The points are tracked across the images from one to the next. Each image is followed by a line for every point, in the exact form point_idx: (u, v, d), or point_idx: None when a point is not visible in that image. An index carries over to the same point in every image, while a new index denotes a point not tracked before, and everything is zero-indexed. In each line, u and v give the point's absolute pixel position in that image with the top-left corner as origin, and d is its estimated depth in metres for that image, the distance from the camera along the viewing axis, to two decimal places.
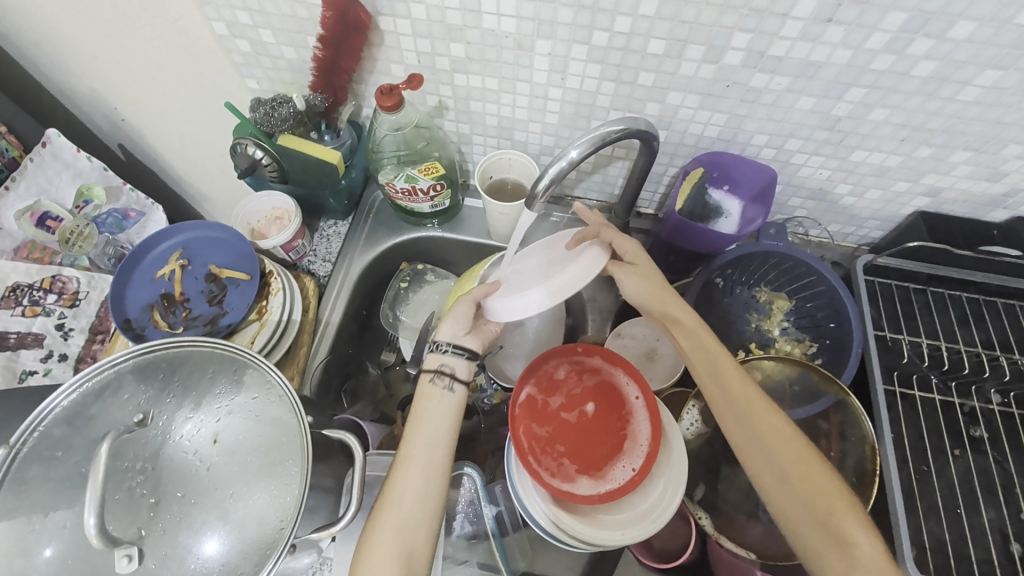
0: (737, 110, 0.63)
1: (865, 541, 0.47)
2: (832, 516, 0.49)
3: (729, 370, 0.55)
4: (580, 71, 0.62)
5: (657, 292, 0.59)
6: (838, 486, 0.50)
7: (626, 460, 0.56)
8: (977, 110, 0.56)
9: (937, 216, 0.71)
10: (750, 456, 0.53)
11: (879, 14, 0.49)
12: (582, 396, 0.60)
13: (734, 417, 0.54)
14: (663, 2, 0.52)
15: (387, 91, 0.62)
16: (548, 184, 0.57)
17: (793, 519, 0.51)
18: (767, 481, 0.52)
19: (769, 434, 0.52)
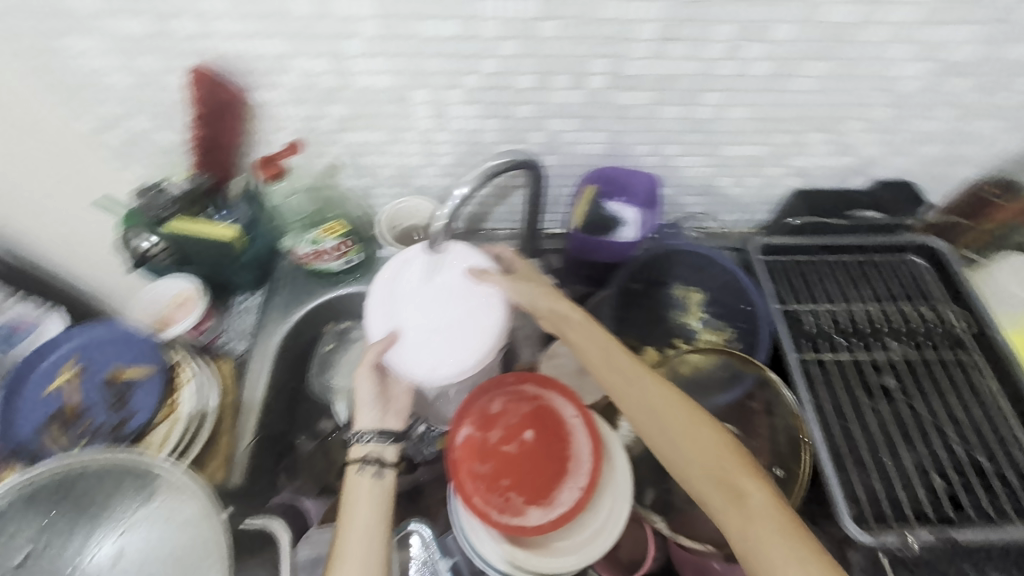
0: (613, 127, 0.67)
1: (755, 489, 0.50)
2: (725, 471, 0.51)
3: (616, 351, 0.59)
4: (462, 113, 0.64)
5: (545, 293, 0.63)
6: (728, 441, 0.53)
7: (573, 481, 0.56)
8: (816, 97, 0.63)
9: (814, 191, 0.78)
10: (645, 428, 0.55)
11: (710, 28, 0.54)
12: (521, 425, 0.59)
13: (625, 393, 0.56)
14: (522, 41, 0.55)
15: (267, 162, 0.66)
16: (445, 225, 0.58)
17: (691, 480, 0.52)
18: (665, 449, 0.54)
19: (659, 404, 0.55)
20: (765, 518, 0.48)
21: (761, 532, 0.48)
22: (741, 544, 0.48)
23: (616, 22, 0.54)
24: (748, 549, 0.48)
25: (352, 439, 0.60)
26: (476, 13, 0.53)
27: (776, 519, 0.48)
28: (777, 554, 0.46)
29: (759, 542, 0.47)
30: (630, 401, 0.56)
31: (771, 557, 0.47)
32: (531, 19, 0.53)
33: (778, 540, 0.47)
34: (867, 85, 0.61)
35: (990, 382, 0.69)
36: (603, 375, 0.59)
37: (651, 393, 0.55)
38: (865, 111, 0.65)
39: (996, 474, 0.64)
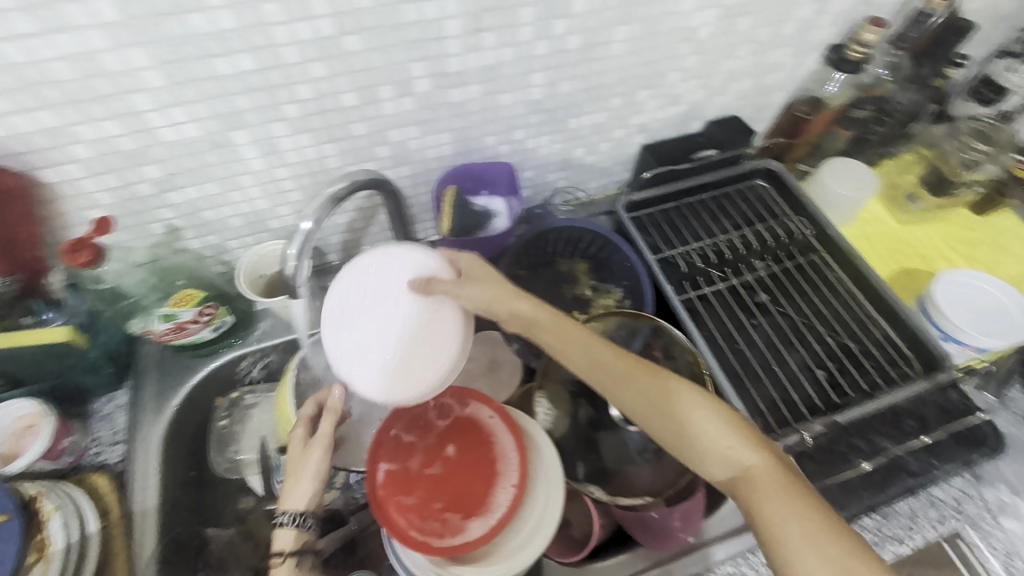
0: (455, 125, 0.66)
1: (756, 459, 0.47)
2: (724, 447, 0.48)
3: (595, 342, 0.55)
4: (294, 145, 0.61)
5: (502, 296, 0.57)
6: (729, 414, 0.50)
7: (504, 481, 0.55)
8: (631, 58, 0.67)
9: (657, 143, 0.84)
10: (647, 421, 0.51)
11: (512, 12, 0.55)
12: (441, 442, 0.57)
13: (616, 389, 0.53)
14: (331, 60, 0.53)
15: (75, 247, 0.57)
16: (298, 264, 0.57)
17: (694, 462, 0.49)
18: (671, 441, 0.50)
19: (654, 396, 0.51)
20: (770, 489, 0.45)
21: (767, 504, 0.45)
22: (750, 518, 0.46)
23: (420, 24, 0.53)
24: (768, 531, 0.44)
25: (290, 524, 0.55)
26: (270, 41, 0.49)
27: (782, 487, 0.45)
28: (786, 525, 0.43)
29: (766, 514, 0.45)
30: (624, 395, 0.52)
31: (780, 527, 0.44)
32: (332, 36, 0.51)
33: (786, 509, 0.44)
34: (671, 38, 0.66)
35: (840, 274, 0.79)
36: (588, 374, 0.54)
37: (644, 385, 0.52)
38: (678, 62, 0.70)
39: (861, 351, 0.72)
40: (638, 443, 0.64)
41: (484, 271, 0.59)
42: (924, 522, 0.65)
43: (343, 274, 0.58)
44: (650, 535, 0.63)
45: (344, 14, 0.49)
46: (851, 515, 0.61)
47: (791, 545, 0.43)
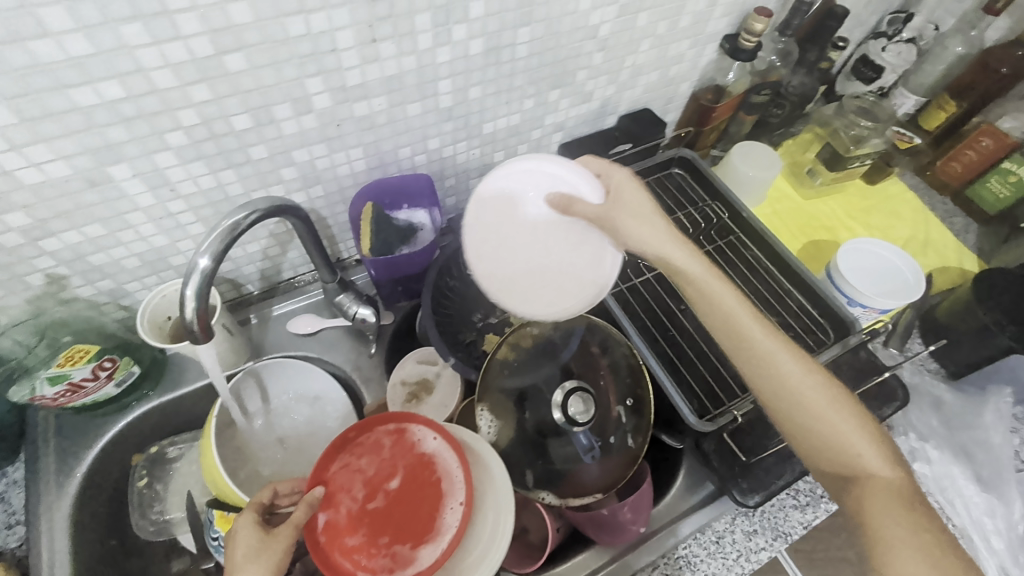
0: (364, 139, 0.64)
1: (874, 461, 0.49)
2: (848, 441, 0.50)
3: (743, 317, 0.55)
4: (186, 175, 0.56)
5: (672, 244, 0.58)
6: (859, 415, 0.52)
7: (451, 501, 0.53)
8: (538, 59, 0.66)
9: (574, 141, 0.85)
10: (768, 393, 0.53)
11: (408, 20, 0.53)
12: (385, 471, 0.54)
13: (747, 353, 0.54)
14: (214, 82, 0.48)
15: None
16: (197, 304, 0.49)
17: (811, 444, 0.52)
18: (792, 416, 0.52)
19: (793, 377, 0.53)
20: (884, 492, 0.47)
21: (877, 503, 0.47)
22: (855, 511, 0.48)
23: (309, 37, 0.49)
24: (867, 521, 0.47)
25: None
26: (139, 66, 0.44)
27: (895, 495, 0.47)
28: (894, 529, 0.45)
29: (873, 514, 0.47)
30: (750, 364, 0.54)
31: (883, 528, 0.46)
32: (210, 56, 0.46)
33: (892, 517, 0.46)
34: (574, 37, 0.66)
35: (757, 252, 0.83)
36: (721, 331, 0.56)
37: (785, 362, 0.53)
38: (584, 60, 0.71)
39: (780, 325, 0.77)
40: (585, 443, 0.65)
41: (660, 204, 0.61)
42: None
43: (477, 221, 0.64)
44: (604, 533, 0.64)
45: (220, 32, 0.45)
46: (786, 483, 0.63)
47: (892, 547, 0.45)
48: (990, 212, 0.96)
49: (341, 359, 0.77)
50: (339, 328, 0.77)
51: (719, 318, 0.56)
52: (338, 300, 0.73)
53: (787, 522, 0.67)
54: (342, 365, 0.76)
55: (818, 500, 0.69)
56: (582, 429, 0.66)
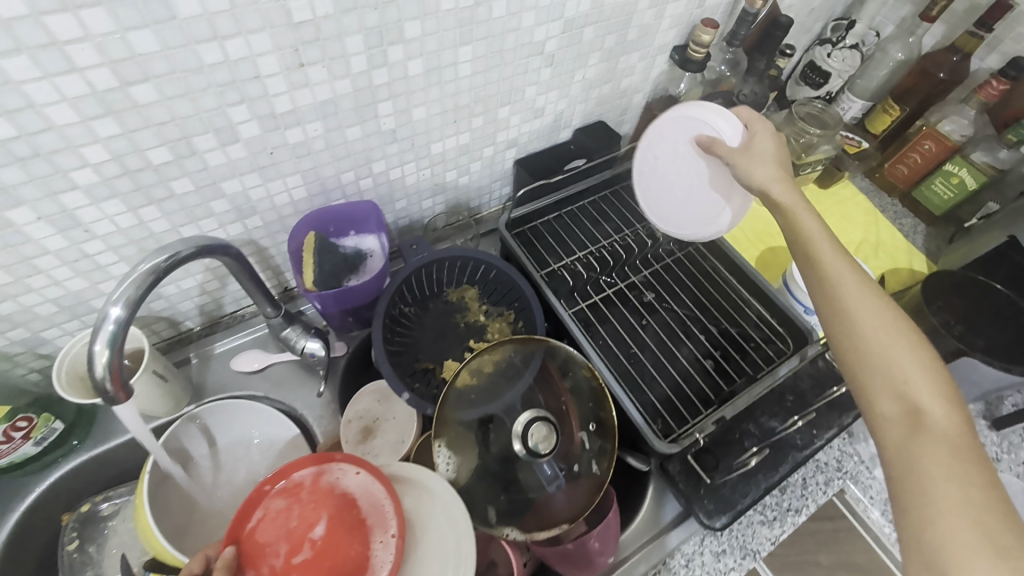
0: (301, 167, 0.60)
1: (939, 408, 0.45)
2: (918, 383, 0.46)
3: (827, 254, 0.53)
4: (101, 215, 0.51)
5: (779, 177, 0.59)
6: (932, 361, 0.47)
7: (382, 535, 0.49)
8: (482, 78, 0.64)
9: (529, 157, 0.83)
10: (833, 324, 0.51)
11: (338, 43, 0.50)
12: (307, 518, 0.49)
13: (820, 283, 0.53)
14: (121, 115, 0.44)
15: None
16: (109, 365, 0.44)
17: (874, 379, 0.48)
18: (852, 351, 0.49)
19: (870, 315, 0.49)
20: (937, 438, 0.43)
21: (929, 447, 0.43)
22: (900, 452, 0.44)
23: (227, 64, 0.45)
24: (907, 458, 0.44)
25: None
26: (29, 102, 0.40)
27: (954, 442, 0.43)
28: (941, 475, 0.42)
29: (921, 456, 0.43)
30: (822, 293, 0.52)
31: (930, 471, 0.42)
32: (114, 88, 0.42)
33: (947, 462, 0.42)
34: (520, 54, 0.64)
35: (715, 262, 0.82)
36: (804, 262, 0.55)
37: (860, 300, 0.50)
38: (532, 77, 0.69)
39: (740, 336, 0.76)
40: (549, 473, 0.63)
41: (784, 153, 0.62)
42: (813, 487, 0.71)
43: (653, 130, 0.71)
44: (573, 566, 0.63)
45: (121, 62, 0.41)
46: (751, 502, 0.63)
47: (935, 491, 0.41)
48: (935, 212, 0.99)
49: (291, 396, 0.72)
50: (288, 362, 0.73)
51: (803, 254, 0.55)
52: (284, 334, 0.68)
53: (754, 538, 0.66)
54: (292, 402, 0.72)
55: (785, 513, 0.68)
56: (545, 458, 0.63)
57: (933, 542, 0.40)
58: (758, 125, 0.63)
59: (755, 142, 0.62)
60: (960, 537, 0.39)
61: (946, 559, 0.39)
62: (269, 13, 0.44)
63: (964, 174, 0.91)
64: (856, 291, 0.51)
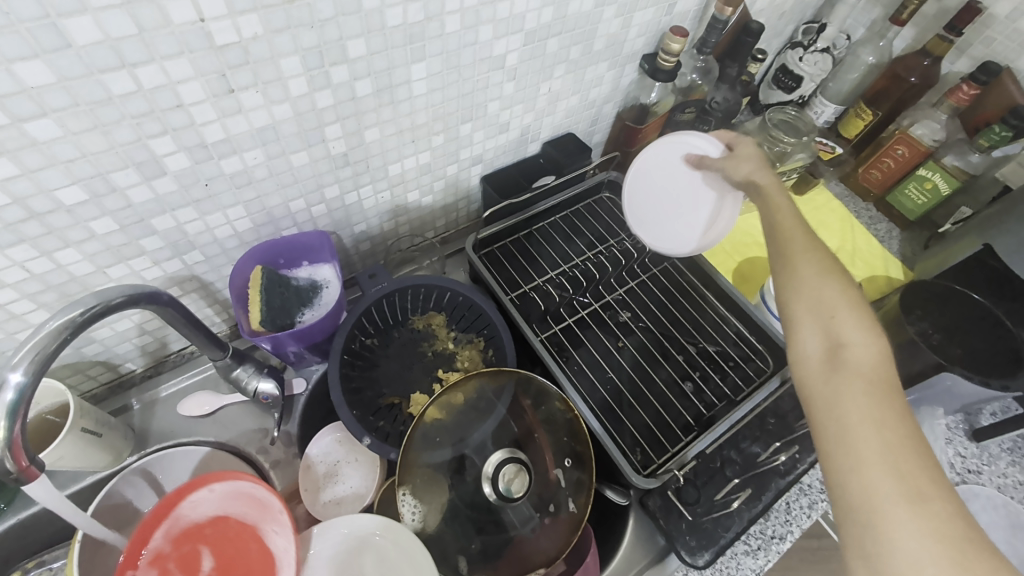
0: (243, 197, 0.55)
1: (864, 350, 0.45)
2: (849, 328, 0.46)
3: (785, 220, 0.55)
4: (8, 261, 0.46)
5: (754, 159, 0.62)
6: (863, 308, 0.48)
7: (269, 528, 0.52)
8: (440, 95, 0.60)
9: (496, 173, 0.79)
10: (780, 282, 0.52)
11: (272, 65, 0.45)
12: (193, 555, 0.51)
13: (776, 246, 0.54)
14: (19, 155, 0.39)
15: None
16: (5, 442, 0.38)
17: (805, 326, 0.48)
18: (793, 304, 0.50)
19: (815, 273, 0.50)
20: (860, 379, 0.43)
21: (850, 387, 0.43)
22: (824, 393, 0.44)
23: (141, 94, 0.41)
24: (826, 398, 0.44)
25: None
26: None
27: (872, 383, 0.43)
28: (859, 413, 0.41)
29: (843, 399, 0.43)
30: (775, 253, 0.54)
31: (850, 412, 0.42)
32: (2, 126, 0.37)
33: (866, 403, 0.42)
34: (479, 69, 0.60)
35: (692, 278, 0.79)
36: (766, 228, 0.56)
37: (805, 258, 0.51)
38: (494, 92, 0.65)
39: (719, 355, 0.74)
40: (522, 516, 0.60)
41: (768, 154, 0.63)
42: (797, 512, 0.68)
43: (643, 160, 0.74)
44: None
45: (10, 97, 0.36)
46: (734, 536, 0.60)
47: (851, 429, 0.41)
48: (909, 217, 0.97)
49: (244, 440, 0.67)
50: (240, 403, 0.68)
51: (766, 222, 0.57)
52: (234, 375, 0.63)
53: (739, 571, 0.64)
54: (246, 447, 0.67)
55: (769, 541, 0.66)
56: (520, 501, 0.60)
57: (850, 483, 0.39)
58: (744, 141, 0.64)
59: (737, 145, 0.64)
60: (876, 479, 0.38)
61: (860, 501, 0.39)
62: (186, 36, 0.39)
63: (937, 179, 0.90)
64: (803, 251, 0.52)
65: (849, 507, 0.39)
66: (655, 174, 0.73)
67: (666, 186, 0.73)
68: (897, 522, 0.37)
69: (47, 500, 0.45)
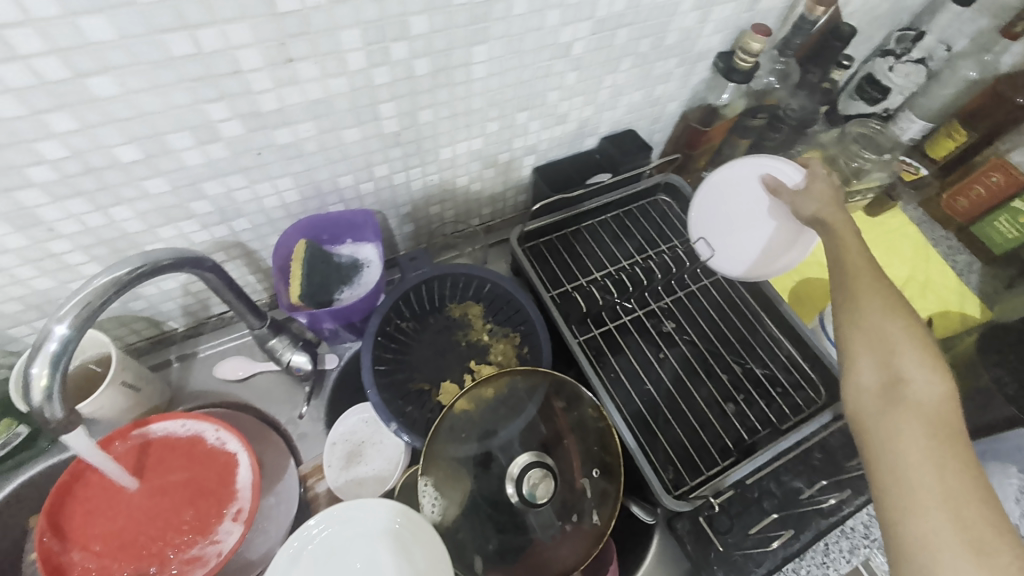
0: (294, 169, 0.55)
1: (927, 389, 0.44)
2: (915, 365, 0.46)
3: (851, 253, 0.55)
4: (66, 213, 0.47)
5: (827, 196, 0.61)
6: (927, 344, 0.47)
7: (189, 434, 0.59)
8: (499, 80, 0.58)
9: (549, 165, 0.77)
10: (838, 312, 0.52)
11: (331, 38, 0.44)
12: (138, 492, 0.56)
13: (838, 276, 0.54)
14: (77, 109, 0.40)
15: None
16: (47, 395, 0.40)
17: (864, 359, 0.48)
18: (851, 335, 0.50)
19: (878, 306, 0.49)
20: (921, 417, 0.43)
21: (908, 426, 0.43)
22: (878, 427, 0.44)
23: (199, 57, 0.41)
24: (880, 434, 0.44)
25: None
26: None
27: (931, 424, 0.42)
28: (916, 454, 0.41)
29: (901, 437, 0.43)
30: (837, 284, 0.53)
31: (907, 453, 0.42)
32: (65, 80, 0.38)
33: (924, 443, 0.42)
34: (542, 56, 0.58)
35: (745, 293, 0.75)
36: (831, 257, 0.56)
37: (868, 291, 0.51)
38: (556, 80, 0.62)
39: (766, 379, 0.69)
40: (543, 521, 0.57)
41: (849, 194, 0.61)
42: (836, 555, 0.64)
43: (717, 174, 0.72)
44: None
45: (72, 51, 0.37)
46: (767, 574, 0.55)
47: (909, 471, 0.41)
48: (995, 252, 0.89)
49: (273, 409, 0.68)
50: (274, 372, 0.68)
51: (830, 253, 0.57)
52: (269, 345, 0.63)
53: None
54: (275, 416, 0.67)
55: None
56: (544, 506, 0.57)
57: (905, 524, 0.39)
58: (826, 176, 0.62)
59: (813, 182, 0.62)
60: (934, 526, 0.38)
61: (916, 546, 0.39)
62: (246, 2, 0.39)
63: None
64: (867, 283, 0.51)
65: (901, 549, 0.39)
66: (724, 191, 0.72)
67: (732, 207, 0.72)
68: (952, 569, 0.37)
69: (80, 445, 0.47)
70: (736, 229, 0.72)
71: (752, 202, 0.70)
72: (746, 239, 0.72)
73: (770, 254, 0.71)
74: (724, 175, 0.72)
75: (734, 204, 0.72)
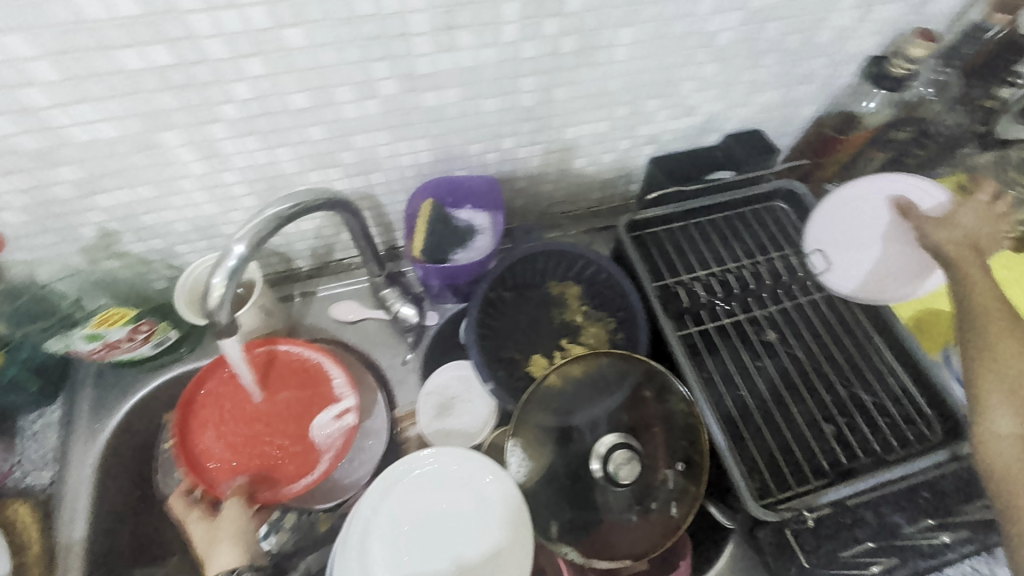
0: (433, 131, 0.58)
1: None
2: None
3: (983, 297, 0.56)
4: (238, 148, 0.52)
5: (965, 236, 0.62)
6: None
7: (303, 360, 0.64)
8: (638, 64, 0.58)
9: (667, 155, 0.76)
10: (971, 359, 0.54)
11: (493, 8, 0.47)
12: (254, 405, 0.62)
13: (971, 322, 0.55)
14: (270, 56, 0.45)
15: None
16: (220, 302, 0.46)
17: (998, 404, 0.51)
18: (988, 386, 0.52)
19: (1015, 357, 0.52)
20: None
21: None
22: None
23: (378, 18, 0.45)
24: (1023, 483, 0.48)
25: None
26: (189, 32, 0.42)
27: None
28: None
29: None
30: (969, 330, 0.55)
31: None
32: (268, 29, 0.43)
33: None
34: (686, 43, 0.57)
35: (859, 314, 0.71)
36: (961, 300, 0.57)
37: (1005, 341, 0.53)
38: (693, 71, 0.61)
39: (874, 407, 0.65)
40: (622, 503, 0.58)
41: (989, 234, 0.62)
42: None
43: (846, 187, 0.72)
44: None
45: (278, 3, 0.42)
46: None
47: None
48: None
49: (376, 353, 0.73)
50: (381, 320, 0.73)
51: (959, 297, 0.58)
52: (382, 293, 0.69)
53: None
54: (377, 361, 0.72)
55: None
56: (623, 488, 0.58)
57: None
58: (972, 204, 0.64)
59: (955, 216, 0.64)
60: None
61: None
62: None
63: None
64: (1004, 332, 0.53)
65: None
66: (846, 205, 0.73)
67: (851, 222, 0.73)
68: None
69: (237, 355, 0.55)
70: (853, 243, 0.72)
71: (875, 221, 0.72)
72: (862, 255, 0.72)
73: (884, 273, 0.71)
74: (851, 190, 0.72)
75: (856, 219, 0.72)
